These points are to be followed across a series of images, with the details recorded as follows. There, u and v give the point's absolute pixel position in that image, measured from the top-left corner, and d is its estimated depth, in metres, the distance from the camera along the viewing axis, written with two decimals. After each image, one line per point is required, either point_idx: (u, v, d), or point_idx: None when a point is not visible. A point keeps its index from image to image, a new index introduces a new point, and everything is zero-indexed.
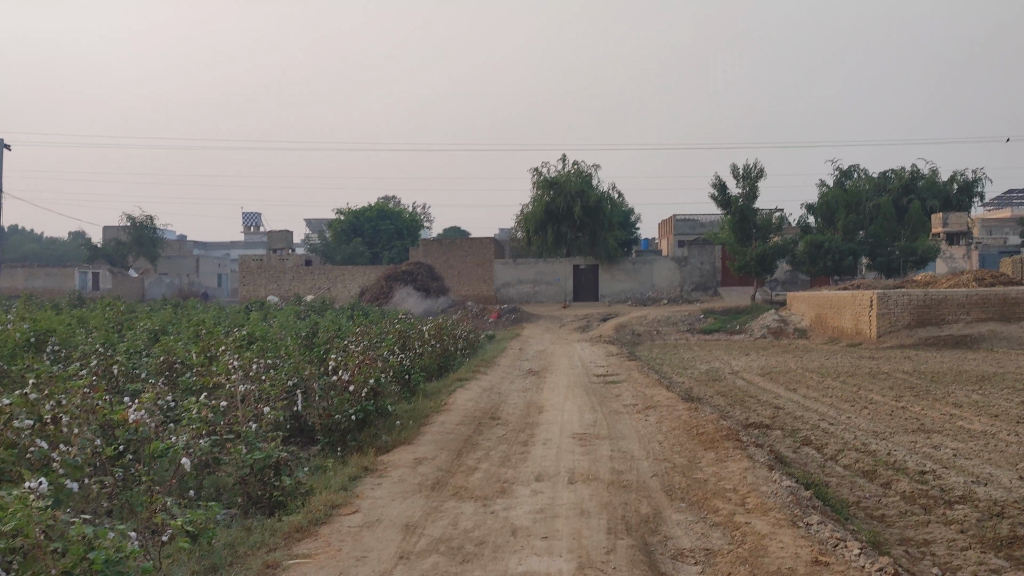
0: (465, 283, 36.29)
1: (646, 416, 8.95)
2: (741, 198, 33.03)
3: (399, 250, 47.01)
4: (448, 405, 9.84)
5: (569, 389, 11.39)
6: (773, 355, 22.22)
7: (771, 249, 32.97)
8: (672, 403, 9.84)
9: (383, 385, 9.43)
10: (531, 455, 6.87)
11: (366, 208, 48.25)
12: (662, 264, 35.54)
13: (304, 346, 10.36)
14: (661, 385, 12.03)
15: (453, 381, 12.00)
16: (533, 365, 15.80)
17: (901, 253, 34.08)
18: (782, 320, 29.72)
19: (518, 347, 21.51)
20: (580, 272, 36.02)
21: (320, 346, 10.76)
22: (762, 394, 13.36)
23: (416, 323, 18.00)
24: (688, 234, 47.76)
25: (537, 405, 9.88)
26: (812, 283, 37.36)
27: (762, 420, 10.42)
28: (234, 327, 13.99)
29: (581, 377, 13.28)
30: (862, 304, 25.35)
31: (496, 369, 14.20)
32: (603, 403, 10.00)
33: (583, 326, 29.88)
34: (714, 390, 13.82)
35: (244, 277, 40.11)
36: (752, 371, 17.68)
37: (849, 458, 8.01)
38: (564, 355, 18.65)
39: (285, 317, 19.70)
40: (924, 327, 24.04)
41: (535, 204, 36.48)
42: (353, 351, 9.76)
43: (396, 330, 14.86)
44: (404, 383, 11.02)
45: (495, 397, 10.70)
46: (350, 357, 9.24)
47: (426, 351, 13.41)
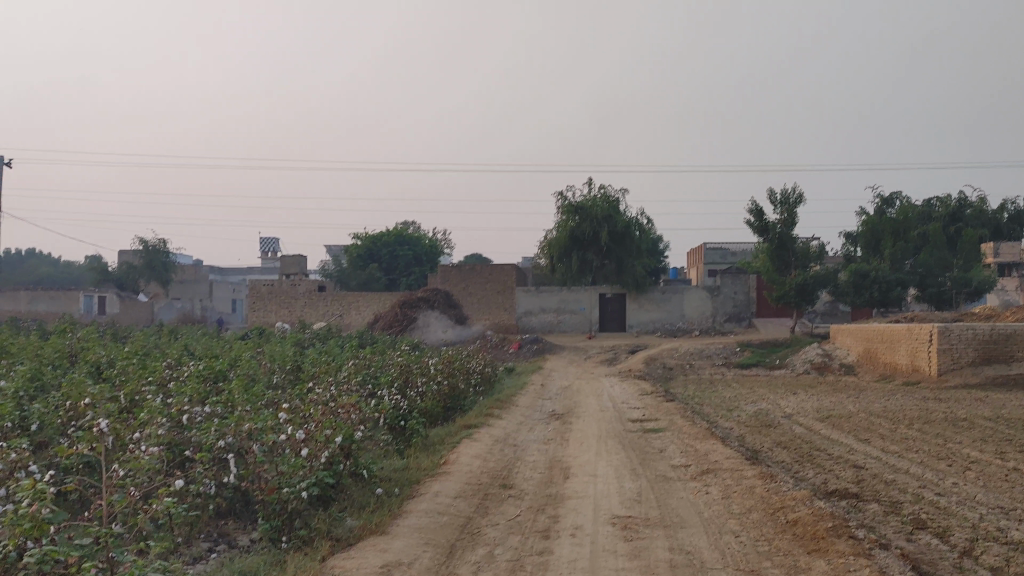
0: (484, 311, 34.24)
1: (706, 485, 6.83)
2: (780, 224, 30.92)
3: (417, 276, 45.16)
4: (446, 461, 7.75)
5: (600, 442, 9.26)
6: (824, 395, 19.90)
7: (812, 278, 30.63)
8: (736, 464, 7.70)
9: (363, 438, 7.37)
10: (555, 558, 4.76)
11: (385, 233, 46.47)
12: (693, 293, 33.26)
13: (275, 387, 8.34)
14: (713, 437, 9.88)
15: (460, 429, 9.89)
16: (555, 405, 13.63)
17: (953, 285, 31.72)
18: (826, 354, 27.40)
19: (541, 382, 19.37)
20: (606, 301, 33.88)
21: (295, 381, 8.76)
22: (830, 446, 11.17)
23: (422, 355, 15.93)
24: (720, 262, 45.48)
25: (561, 466, 7.74)
26: (854, 315, 34.94)
27: (847, 488, 8.22)
28: (207, 359, 11.96)
29: (614, 423, 11.14)
30: (918, 338, 23.03)
31: (512, 412, 12.05)
32: (645, 463, 7.89)
33: (610, 358, 27.70)
34: (772, 440, 11.64)
35: (254, 303, 38.27)
36: (807, 414, 15.40)
37: (993, 556, 5.84)
38: (591, 393, 16.46)
39: (279, 347, 17.68)
40: (990, 365, 21.69)
41: (559, 229, 34.46)
42: (326, 394, 7.68)
43: (398, 364, 12.80)
44: (394, 437, 8.93)
45: (509, 452, 8.59)
46: (324, 401, 7.18)
47: (431, 390, 11.34)
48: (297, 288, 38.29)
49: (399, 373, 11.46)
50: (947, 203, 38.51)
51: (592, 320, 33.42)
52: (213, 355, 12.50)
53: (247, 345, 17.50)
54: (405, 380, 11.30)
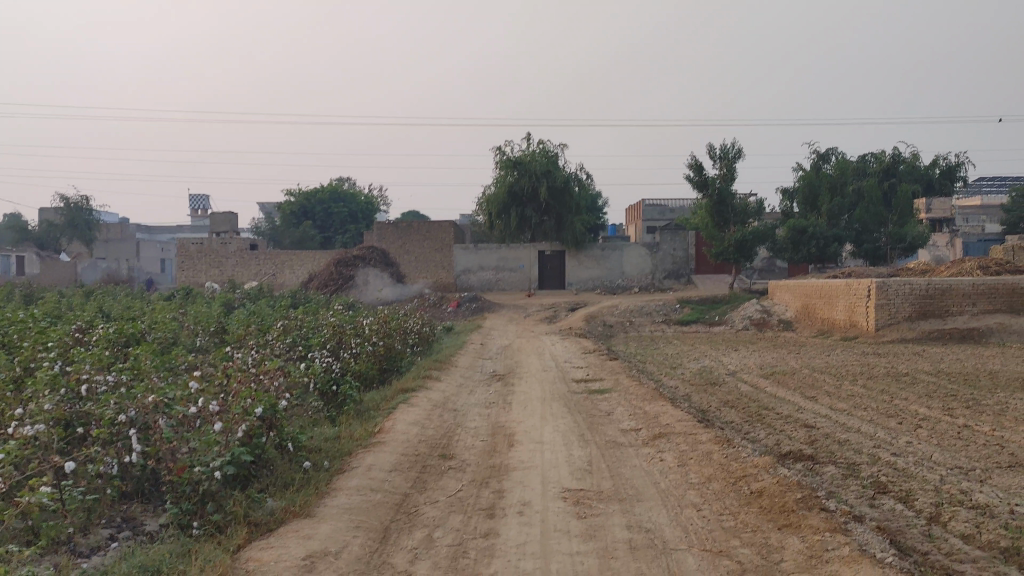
0: (422, 270, 33.57)
1: (660, 452, 6.41)
2: (719, 179, 30.70)
3: (353, 234, 44.18)
4: (380, 429, 7.19)
5: (545, 405, 8.79)
6: (766, 351, 19.79)
7: (751, 235, 30.59)
8: (689, 429, 7.28)
9: (287, 405, 6.75)
10: (501, 542, 4.26)
11: (318, 189, 45.28)
12: (633, 250, 33.01)
13: (190, 353, 7.65)
14: (661, 397, 9.51)
15: (396, 393, 9.33)
16: (496, 366, 13.15)
17: (888, 241, 32.06)
18: (764, 310, 27.42)
19: (480, 342, 18.86)
20: (545, 258, 33.45)
21: (213, 346, 8.06)
22: (778, 405, 10.92)
23: (355, 314, 15.25)
24: (658, 219, 45.36)
25: (504, 433, 7.23)
26: (791, 271, 35.16)
27: (801, 450, 7.92)
28: (122, 322, 11.13)
29: (558, 384, 10.69)
30: (857, 293, 23.08)
31: (451, 374, 11.50)
32: (593, 428, 7.43)
33: (550, 316, 27.32)
34: (718, 399, 11.34)
35: (182, 263, 36.93)
36: (750, 371, 15.18)
37: (962, 522, 5.52)
38: (532, 352, 16.01)
39: (203, 307, 16.82)
40: (926, 319, 21.85)
41: (497, 185, 33.81)
42: (247, 360, 7.03)
43: (329, 325, 12.14)
44: (325, 403, 8.34)
45: (449, 418, 8.06)
46: (243, 367, 6.54)
47: (365, 351, 10.73)
48: (227, 247, 37.03)
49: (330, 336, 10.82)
50: (883, 158, 38.76)
51: (531, 278, 32.99)
52: (129, 316, 11.67)
53: (170, 306, 16.58)
54: (336, 343, 10.67)
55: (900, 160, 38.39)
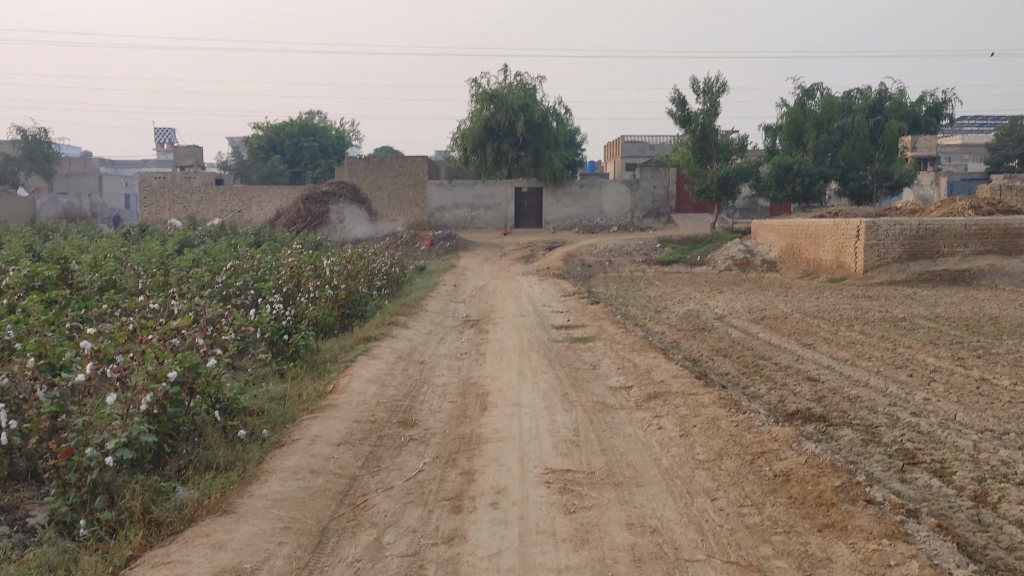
0: (395, 207, 32.38)
1: (656, 418, 5.51)
2: (702, 114, 29.57)
3: (323, 169, 42.72)
4: (334, 388, 6.24)
5: (523, 358, 7.87)
6: (752, 293, 18.97)
7: (734, 172, 29.60)
8: (688, 388, 6.37)
9: (219, 367, 5.79)
10: (469, 549, 3.35)
11: (287, 122, 43.63)
12: (612, 187, 31.94)
13: (110, 303, 6.64)
14: (651, 348, 8.60)
15: (356, 343, 8.35)
16: (470, 310, 12.20)
17: (874, 178, 31.27)
18: (748, 251, 26.56)
19: (453, 283, 17.86)
20: (522, 195, 32.33)
21: (140, 291, 7.08)
22: (775, 354, 10.07)
23: (318, 254, 14.19)
24: (637, 155, 44.21)
25: (476, 392, 6.29)
26: (774, 209, 34.33)
27: (809, 409, 7.04)
28: (51, 264, 10.00)
29: (537, 332, 9.75)
30: (844, 234, 22.23)
31: (419, 320, 10.53)
32: (580, 387, 6.51)
33: (527, 256, 26.32)
34: (709, 348, 10.49)
35: (145, 198, 35.45)
36: (739, 316, 14.31)
37: (1015, 505, 4.66)
38: (509, 294, 15.04)
39: (156, 245, 15.64)
40: (916, 261, 21.10)
41: (473, 119, 32.48)
42: (171, 310, 6.00)
43: (288, 266, 11.11)
44: (272, 359, 7.37)
45: (413, 372, 7.13)
46: (163, 321, 5.55)
47: (325, 297, 9.74)
48: (191, 181, 35.56)
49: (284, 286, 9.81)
50: (869, 94, 37.73)
51: (507, 216, 31.92)
52: (63, 255, 10.54)
53: (119, 243, 15.39)
54: (288, 292, 9.68)
55: (886, 96, 37.35)
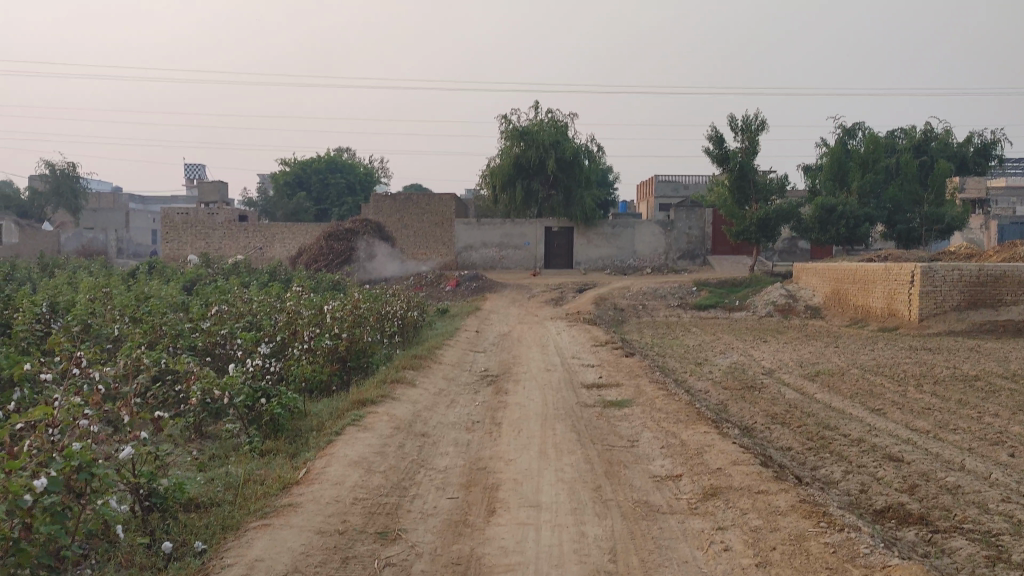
0: (420, 245, 31.31)
1: (720, 533, 4.15)
2: (740, 152, 28.23)
3: (350, 207, 41.88)
4: (305, 475, 4.96)
5: (546, 430, 6.54)
6: (799, 343, 17.50)
7: (775, 213, 28.18)
8: (757, 482, 4.98)
9: (149, 455, 4.55)
10: None
11: (314, 159, 42.94)
12: (646, 227, 30.62)
13: (35, 369, 5.44)
14: (699, 416, 7.23)
15: (348, 407, 7.07)
16: (489, 362, 10.93)
17: (923, 222, 29.70)
18: (789, 295, 25.07)
19: (475, 329, 16.59)
20: (552, 235, 31.10)
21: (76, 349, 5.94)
22: (843, 423, 8.61)
23: (325, 297, 12.98)
24: (671, 195, 42.93)
25: (485, 482, 4.98)
26: (815, 252, 32.78)
27: (905, 506, 5.62)
28: (14, 309, 8.86)
29: (564, 393, 8.41)
30: (897, 279, 20.70)
31: (429, 375, 9.23)
32: (618, 477, 5.16)
33: (556, 298, 25.03)
34: (762, 413, 9.09)
35: (166, 234, 34.62)
36: (791, 371, 12.85)
37: None
38: (535, 343, 13.70)
39: (154, 285, 14.54)
40: (976, 310, 19.51)
41: (502, 156, 31.41)
42: (92, 379, 4.78)
43: (285, 313, 9.97)
44: (238, 431, 6.19)
45: (412, 450, 5.81)
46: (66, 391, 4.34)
47: (323, 348, 8.55)
48: (214, 218, 34.82)
49: (273, 342, 8.65)
50: (914, 134, 36.22)
51: (536, 256, 30.67)
52: (31, 297, 9.40)
53: (115, 283, 14.31)
54: (276, 349, 8.51)
55: (932, 135, 35.84)
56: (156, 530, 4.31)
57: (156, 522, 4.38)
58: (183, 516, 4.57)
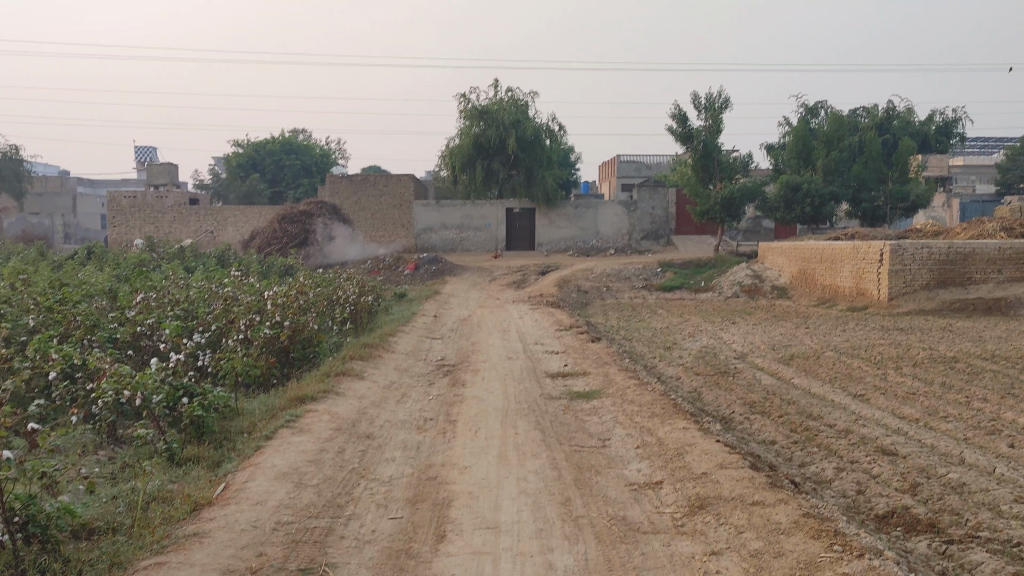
0: (378, 227, 30.37)
1: (718, 559, 3.47)
2: (704, 130, 27.65)
3: (306, 189, 40.71)
4: (221, 491, 4.21)
5: (507, 430, 5.82)
6: (769, 325, 16.97)
7: (739, 192, 27.66)
8: (748, 490, 4.30)
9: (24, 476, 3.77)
10: None
11: (268, 140, 41.69)
12: (609, 207, 29.97)
13: None
14: (676, 409, 6.56)
15: (284, 404, 6.30)
16: (447, 350, 10.18)
17: (888, 199, 29.40)
18: (755, 276, 24.61)
19: (433, 313, 15.82)
20: (514, 216, 30.33)
21: None
22: (826, 411, 8.00)
23: (270, 283, 12.14)
24: (633, 175, 42.37)
25: (437, 496, 4.26)
26: (779, 231, 32.41)
27: (915, 510, 4.97)
28: None
29: (527, 384, 7.69)
30: (865, 258, 20.26)
31: (381, 365, 8.45)
32: (591, 487, 4.45)
33: (518, 280, 24.32)
34: (739, 402, 8.47)
35: (113, 218, 33.30)
36: (764, 355, 12.26)
37: None
38: (496, 328, 12.97)
39: (88, 271, 13.58)
40: (946, 288, 19.12)
41: (462, 136, 30.56)
42: None
43: (222, 301, 9.15)
44: (155, 434, 5.39)
45: (355, 456, 5.06)
46: None
47: (261, 337, 7.75)
48: (163, 201, 33.54)
49: (205, 334, 7.86)
50: (876, 112, 35.91)
51: (498, 238, 29.90)
52: None
53: (45, 268, 13.32)
54: (208, 340, 7.71)
55: (895, 113, 35.58)
56: (29, 568, 3.50)
57: (30, 558, 3.58)
58: (68, 547, 3.79)
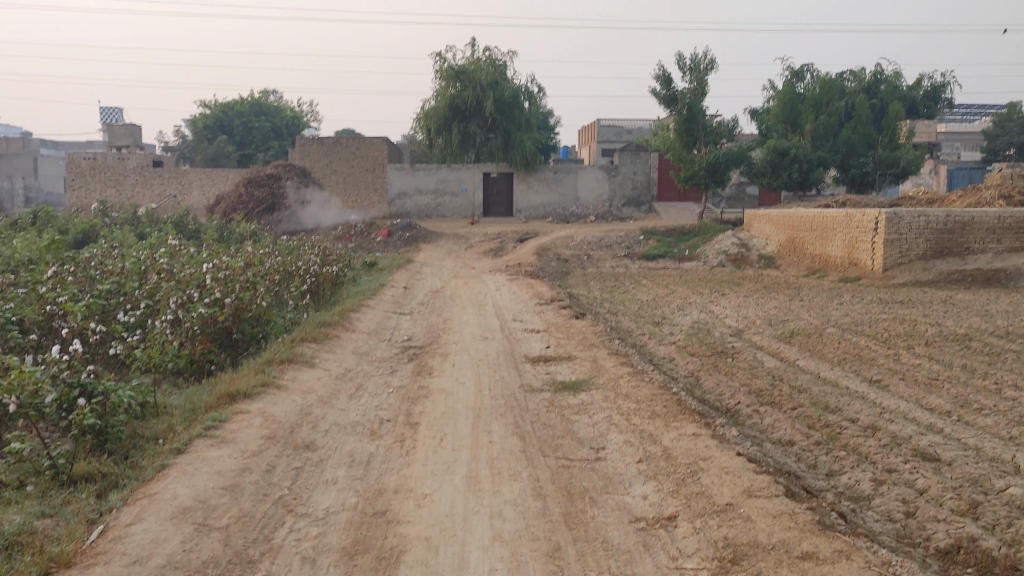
0: (351, 191, 29.12)
1: None
2: (689, 93, 26.52)
3: (276, 151, 39.23)
4: (93, 540, 3.16)
5: (480, 437, 4.81)
6: (760, 297, 16.02)
7: (725, 157, 26.61)
8: (790, 534, 3.30)
9: None
10: None
11: (236, 101, 40.08)
12: (590, 172, 28.85)
13: None
14: (680, 406, 5.53)
15: (211, 402, 5.24)
16: (415, 329, 9.11)
17: (877, 165, 28.50)
18: (742, 244, 23.65)
19: (404, 285, 14.71)
20: (491, 181, 29.15)
21: None
22: (845, 402, 7.02)
23: (221, 252, 10.98)
24: (614, 140, 41.20)
25: (385, 542, 3.24)
26: (763, 198, 31.47)
27: (986, 545, 4.00)
28: None
29: (505, 374, 6.63)
30: (858, 227, 19.30)
31: (337, 349, 7.38)
32: (586, 527, 3.43)
33: (496, 248, 23.23)
34: (743, 390, 7.47)
35: (72, 180, 31.70)
36: (761, 332, 11.28)
37: None
38: (470, 302, 11.91)
39: (21, 239, 12.33)
40: (943, 259, 18.21)
41: (437, 98, 29.28)
42: None
43: (155, 275, 8.03)
44: (39, 448, 4.32)
45: (287, 478, 4.02)
46: None
47: (194, 318, 6.66)
48: (125, 163, 31.96)
49: (130, 317, 6.77)
50: (863, 75, 34.88)
51: (475, 204, 28.75)
52: None
53: None
54: (130, 325, 6.60)
55: (882, 77, 34.57)
56: None
57: None
58: None
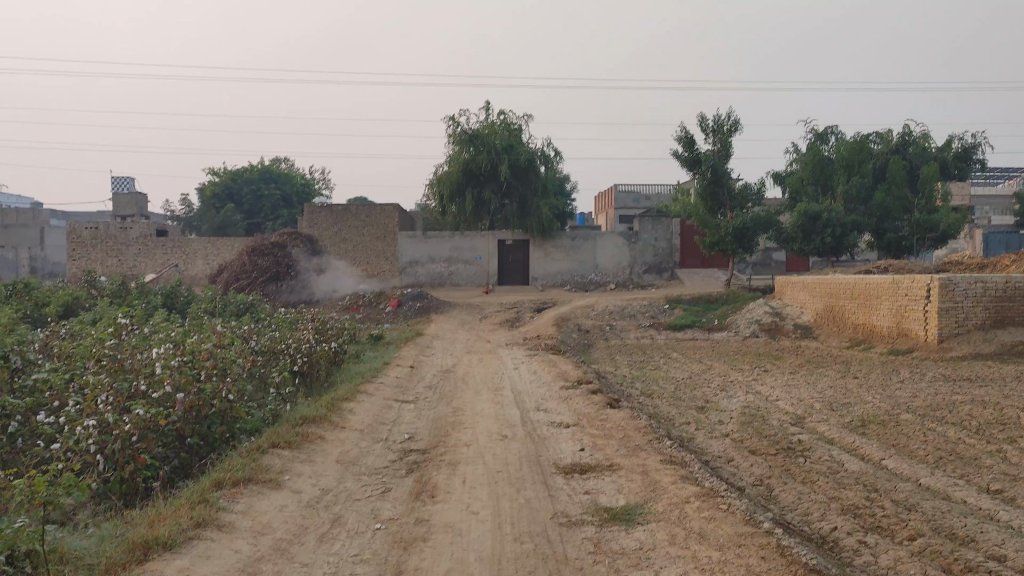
0: (360, 259, 27.76)
1: None
2: (713, 154, 25.20)
3: (286, 220, 38.15)
4: None
5: None
6: (806, 373, 14.35)
7: (754, 222, 25.12)
8: None
9: None
10: None
11: (246, 169, 39.19)
12: (609, 238, 27.41)
13: None
14: (783, 556, 3.88)
15: (115, 557, 3.68)
16: (418, 423, 7.53)
17: (914, 230, 26.92)
18: (775, 313, 22.03)
19: (411, 362, 13.17)
20: (506, 249, 27.76)
21: None
22: (977, 531, 5.31)
23: (197, 330, 9.48)
24: (632, 206, 39.91)
25: None
26: (792, 264, 29.89)
27: None
28: None
29: (531, 495, 5.04)
30: (907, 294, 17.60)
31: (318, 459, 5.80)
32: None
33: (511, 318, 21.73)
34: (836, 509, 5.80)
35: (72, 250, 30.33)
36: (826, 421, 9.56)
37: None
38: (485, 385, 10.32)
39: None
40: (1004, 328, 16.44)
41: (450, 163, 28.10)
42: None
43: (96, 363, 6.52)
44: None
45: None
46: None
47: (128, 423, 5.12)
48: (128, 232, 30.67)
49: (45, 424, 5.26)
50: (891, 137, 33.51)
51: (489, 272, 27.24)
52: None
53: None
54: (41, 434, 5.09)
55: (912, 139, 33.17)
56: None
57: None
58: None
